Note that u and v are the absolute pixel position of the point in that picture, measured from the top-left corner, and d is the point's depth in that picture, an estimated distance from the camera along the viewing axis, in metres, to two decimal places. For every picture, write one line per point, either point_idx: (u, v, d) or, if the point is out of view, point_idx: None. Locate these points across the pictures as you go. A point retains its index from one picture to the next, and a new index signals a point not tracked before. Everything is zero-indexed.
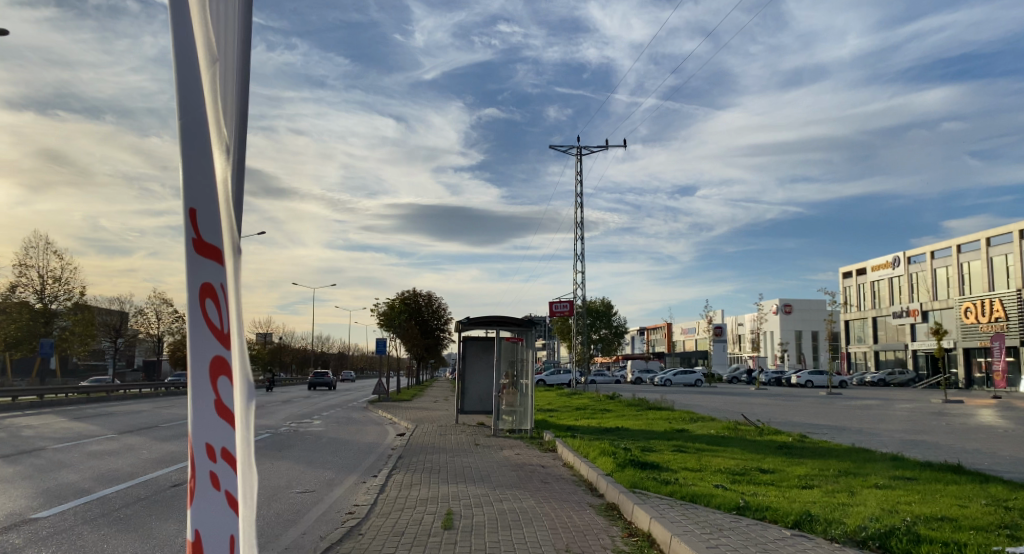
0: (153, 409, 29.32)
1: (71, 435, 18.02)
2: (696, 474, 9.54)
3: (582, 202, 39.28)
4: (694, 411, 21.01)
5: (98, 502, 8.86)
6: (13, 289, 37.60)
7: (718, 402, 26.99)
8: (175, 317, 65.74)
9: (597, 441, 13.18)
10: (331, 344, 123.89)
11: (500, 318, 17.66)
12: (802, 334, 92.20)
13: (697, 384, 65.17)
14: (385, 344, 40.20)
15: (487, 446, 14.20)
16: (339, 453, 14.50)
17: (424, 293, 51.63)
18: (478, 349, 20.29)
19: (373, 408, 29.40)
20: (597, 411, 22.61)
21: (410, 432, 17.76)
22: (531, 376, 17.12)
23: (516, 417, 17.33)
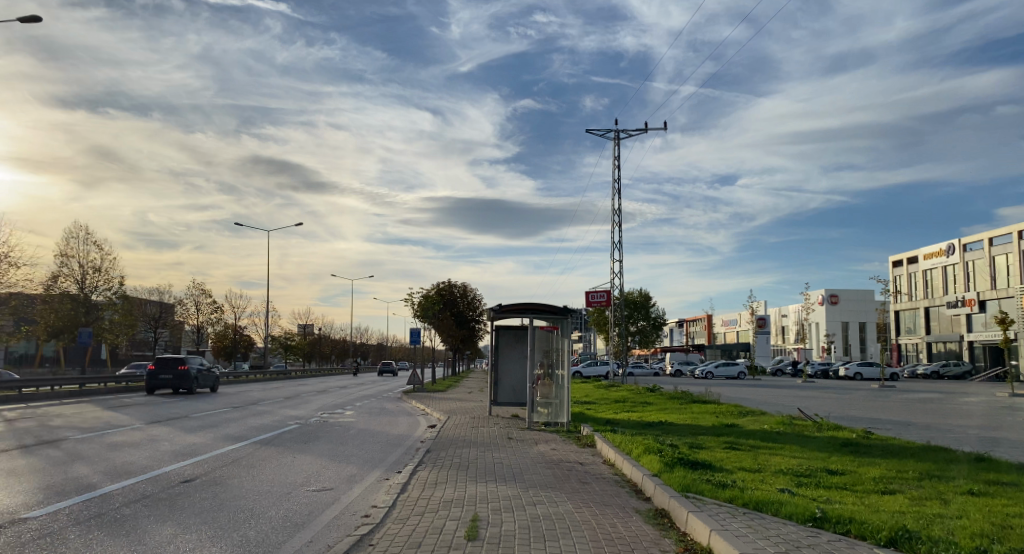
0: (189, 400, 29.22)
1: (98, 425, 17.65)
2: (754, 476, 8.48)
3: (620, 187, 38.10)
4: (743, 405, 19.76)
5: (98, 500, 8.23)
6: (55, 280, 37.77)
7: (766, 395, 25.65)
8: (215, 308, 66.64)
9: (640, 436, 12.19)
10: (369, 335, 124.70)
11: (533, 305, 16.68)
12: (849, 325, 89.16)
13: (740, 376, 63.41)
14: (420, 335, 39.65)
15: (521, 441, 13.28)
16: (365, 445, 13.75)
17: (459, 283, 50.86)
18: (511, 338, 19.34)
19: (407, 399, 28.81)
20: (638, 404, 21.47)
21: (441, 424, 16.93)
22: (567, 367, 16.13)
23: (551, 409, 16.39)
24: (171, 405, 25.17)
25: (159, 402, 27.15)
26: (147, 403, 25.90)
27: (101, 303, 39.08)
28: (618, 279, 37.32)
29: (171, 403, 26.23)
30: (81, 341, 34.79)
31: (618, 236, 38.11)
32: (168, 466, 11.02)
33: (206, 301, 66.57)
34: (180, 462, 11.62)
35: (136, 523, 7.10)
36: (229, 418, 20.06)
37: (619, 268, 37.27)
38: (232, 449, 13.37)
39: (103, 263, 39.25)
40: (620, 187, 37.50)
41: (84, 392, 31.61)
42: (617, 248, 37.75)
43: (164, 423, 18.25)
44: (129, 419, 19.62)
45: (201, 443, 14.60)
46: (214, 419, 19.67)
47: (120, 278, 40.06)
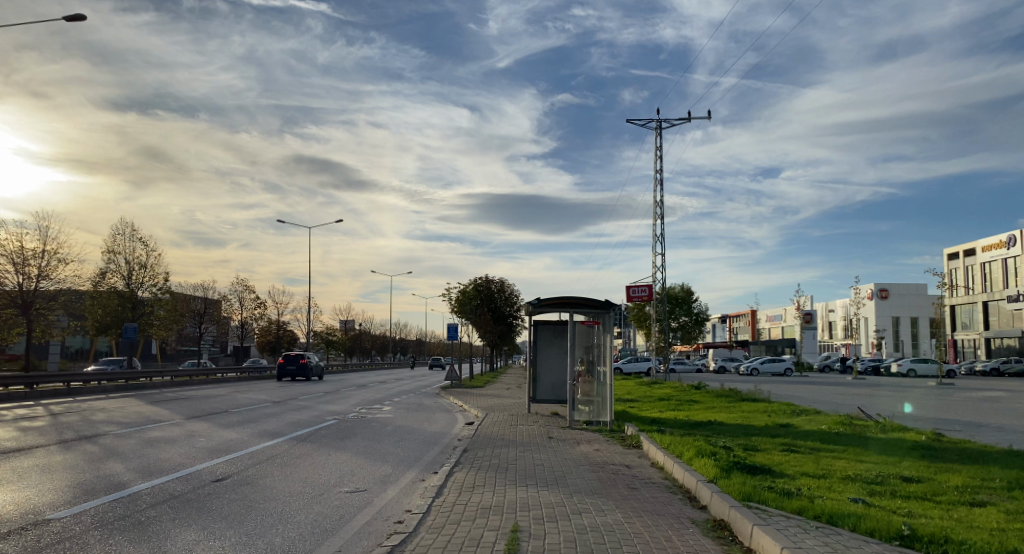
0: (231, 394, 29.36)
1: (139, 420, 17.63)
2: (820, 483, 7.80)
3: (662, 179, 37.18)
4: (795, 404, 18.84)
5: (125, 501, 7.95)
6: (103, 276, 38.40)
7: (819, 393, 24.56)
8: (257, 304, 67.46)
9: (689, 438, 11.55)
10: (409, 330, 125.44)
11: (574, 300, 16.06)
12: (901, 320, 86.23)
13: (787, 373, 61.67)
14: (459, 330, 39.37)
15: (563, 440, 12.71)
16: (401, 443, 13.37)
17: (497, 279, 50.45)
18: (550, 334, 18.73)
19: (445, 394, 28.45)
20: (683, 402, 20.70)
21: (480, 421, 16.43)
22: (609, 363, 15.48)
23: (593, 407, 15.75)
24: (212, 400, 25.20)
25: (201, 397, 27.33)
26: (189, 398, 25.96)
27: (147, 298, 39.56)
28: (659, 272, 36.39)
29: (212, 398, 26.25)
30: (126, 336, 35.18)
31: (660, 229, 37.22)
32: (201, 464, 10.72)
33: (248, 296, 67.44)
34: (214, 459, 11.35)
35: (160, 527, 6.77)
36: (267, 414, 19.86)
37: (661, 261, 36.33)
38: (267, 445, 13.10)
39: (149, 259, 39.82)
40: (661, 179, 36.59)
41: (130, 386, 32.00)
42: (659, 241, 36.84)
43: (203, 418, 18.15)
44: (170, 414, 19.57)
45: (237, 439, 14.37)
46: (252, 414, 19.54)
47: (165, 274, 40.60)
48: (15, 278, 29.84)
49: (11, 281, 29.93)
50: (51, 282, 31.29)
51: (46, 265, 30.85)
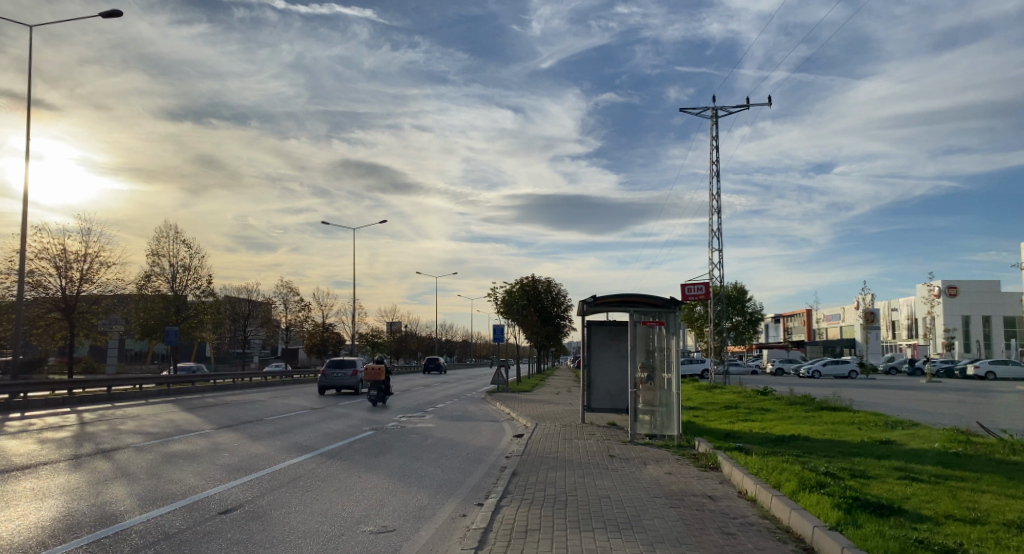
0: (270, 399, 28.48)
1: (167, 430, 16.47)
2: (980, 534, 5.98)
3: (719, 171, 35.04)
4: (884, 414, 16.76)
5: (108, 542, 6.59)
6: (148, 278, 37.98)
7: (904, 400, 22.22)
8: (301, 306, 67.22)
9: (781, 462, 9.75)
10: (455, 332, 124.87)
11: (632, 297, 14.26)
12: (972, 319, 81.59)
13: (851, 375, 58.42)
14: (504, 332, 37.91)
15: (627, 460, 11.00)
16: (444, 460, 11.97)
17: (543, 279, 48.77)
18: (606, 336, 17.05)
19: (490, 400, 26.89)
20: (754, 411, 18.75)
21: (529, 434, 14.80)
22: (676, 369, 13.68)
23: (657, 418, 13.98)
24: (250, 407, 24.14)
25: (242, 402, 26.44)
26: (227, 405, 25.02)
27: (192, 302, 39.05)
28: (719, 269, 34.29)
29: (251, 405, 25.24)
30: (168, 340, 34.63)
31: (718, 223, 35.06)
32: (213, 490, 9.31)
33: (292, 298, 67.29)
34: (233, 481, 10.05)
35: None
36: (303, 423, 18.56)
37: (720, 257, 34.21)
38: (294, 463, 11.80)
39: (192, 261, 39.39)
40: (718, 171, 34.40)
41: (170, 390, 31.25)
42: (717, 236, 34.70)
43: (234, 429, 16.91)
44: (202, 422, 18.42)
45: (265, 454, 12.98)
46: (287, 424, 18.31)
47: (208, 276, 40.07)
48: (58, 282, 29.32)
49: (54, 285, 29.44)
50: (97, 286, 30.75)
51: (90, 268, 30.22)
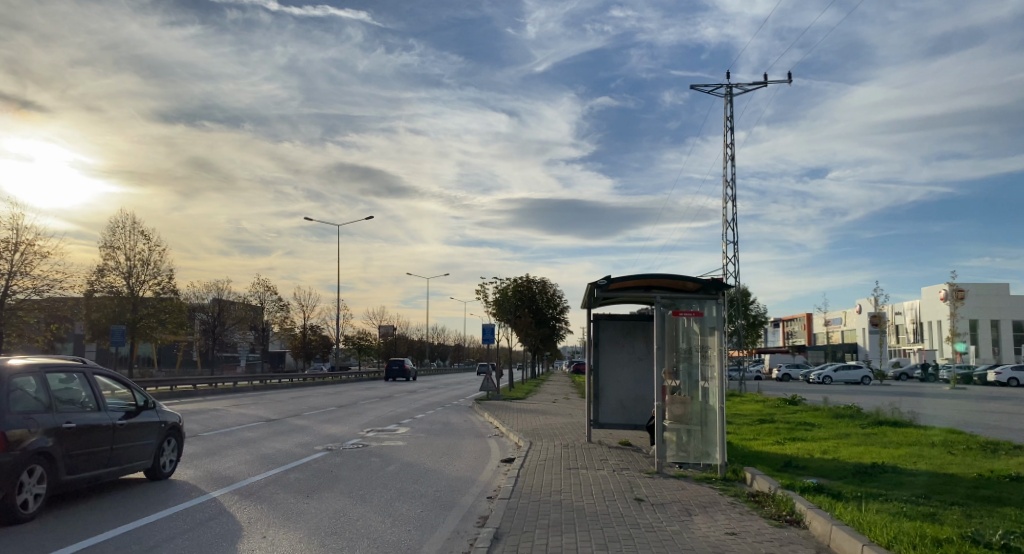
0: (229, 407, 24.93)
1: None
2: None
3: (733, 159, 31.95)
4: (970, 434, 13.37)
5: None
6: (101, 273, 34.38)
7: (964, 412, 18.87)
8: (280, 304, 63.67)
9: (908, 522, 6.32)
10: (447, 336, 121.54)
11: (656, 278, 10.72)
12: (980, 323, 78.70)
13: (864, 381, 55.23)
14: (495, 333, 34.50)
15: (666, 510, 7.53)
16: (398, 505, 8.41)
17: (538, 279, 45.58)
18: (618, 334, 13.66)
19: (479, 410, 23.43)
20: (795, 427, 15.37)
21: (522, 459, 11.32)
22: (720, 376, 10.25)
23: (691, 441, 10.56)
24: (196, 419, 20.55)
25: (193, 411, 22.94)
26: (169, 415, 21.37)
27: (150, 300, 35.36)
28: (734, 265, 31.09)
29: (196, 416, 21.59)
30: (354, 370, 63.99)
31: (731, 213, 31.92)
32: None
33: (270, 297, 63.88)
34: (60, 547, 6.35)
35: None
36: (244, 442, 15.01)
37: (735, 252, 31.05)
38: (187, 509, 8.16)
39: (152, 255, 35.73)
40: (732, 155, 31.28)
41: None
42: (732, 228, 31.59)
43: None
44: None
45: (162, 484, 9.55)
46: (224, 442, 14.79)
47: (169, 269, 36.28)
48: None
49: None
50: (30, 281, 27.25)
51: (23, 260, 26.74)
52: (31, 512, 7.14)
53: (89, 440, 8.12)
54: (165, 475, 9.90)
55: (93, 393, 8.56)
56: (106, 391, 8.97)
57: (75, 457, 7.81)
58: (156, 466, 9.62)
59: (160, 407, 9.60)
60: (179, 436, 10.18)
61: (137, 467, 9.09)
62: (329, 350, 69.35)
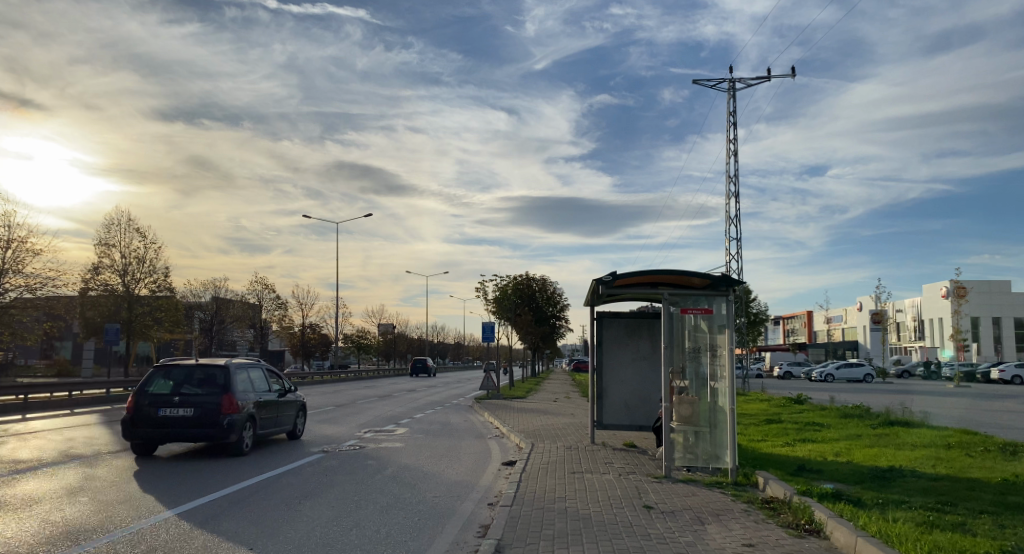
0: None
1: (45, 454, 12.53)
2: None
3: (736, 155, 31.53)
4: (987, 435, 12.95)
5: None
6: (96, 271, 33.96)
7: (974, 412, 18.47)
8: (278, 301, 63.23)
9: (937, 534, 5.92)
10: (448, 334, 121.26)
11: (664, 274, 10.31)
12: (982, 320, 78.36)
13: (866, 379, 54.90)
14: (495, 331, 34.15)
15: (677, 519, 7.15)
16: (393, 514, 8.00)
17: (538, 277, 45.23)
18: (622, 332, 13.27)
19: (480, 410, 23.02)
20: (803, 427, 14.95)
21: (523, 461, 10.93)
22: (731, 376, 9.84)
23: (698, 443, 10.16)
24: None
25: None
26: None
27: (146, 298, 34.93)
28: (736, 262, 30.68)
29: None
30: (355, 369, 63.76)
31: (734, 210, 31.54)
32: None
33: (268, 295, 63.41)
34: None
35: None
36: None
37: (738, 249, 30.64)
38: (171, 518, 7.74)
39: (147, 252, 35.28)
40: (735, 151, 30.88)
41: (111, 397, 27.20)
42: (734, 225, 31.18)
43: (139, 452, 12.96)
44: (107, 442, 14.43)
45: (298, 442, 14.93)
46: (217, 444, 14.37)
47: (164, 266, 35.81)
48: None
49: None
50: (23, 279, 26.82)
51: (16, 258, 26.31)
52: (247, 448, 12.47)
53: (266, 410, 13.39)
54: (297, 438, 15.27)
55: (265, 378, 13.95)
56: (270, 381, 14.38)
57: (261, 418, 13.06)
58: (294, 430, 14.98)
59: (296, 394, 14.76)
60: (303, 410, 15.40)
61: (284, 430, 14.40)
62: (328, 348, 69.00)
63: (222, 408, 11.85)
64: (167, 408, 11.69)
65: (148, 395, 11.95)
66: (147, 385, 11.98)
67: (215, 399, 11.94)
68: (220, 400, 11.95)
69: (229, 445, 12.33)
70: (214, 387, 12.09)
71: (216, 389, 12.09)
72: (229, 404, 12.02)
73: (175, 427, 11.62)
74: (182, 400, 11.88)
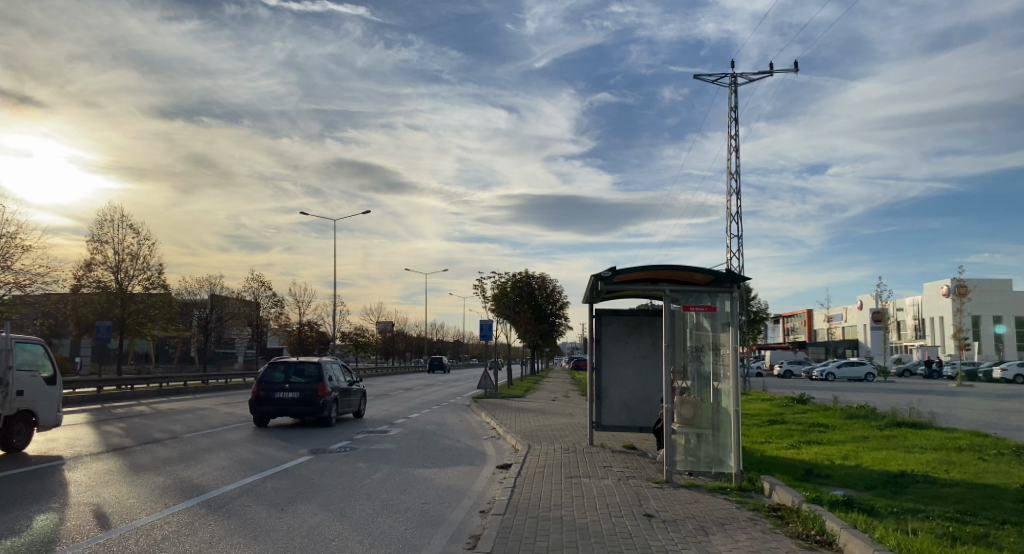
0: (216, 406, 24.09)
1: (22, 456, 12.09)
2: None
3: (737, 151, 31.08)
4: (999, 437, 12.51)
5: None
6: (89, 268, 33.50)
7: (981, 412, 18.07)
8: (274, 299, 62.75)
9: (959, 548, 5.49)
10: (446, 332, 120.84)
11: (665, 270, 9.89)
12: (983, 319, 77.99)
13: (867, 378, 54.53)
14: (493, 330, 33.76)
15: (679, 528, 6.72)
16: (379, 522, 7.56)
17: (537, 275, 44.82)
18: (622, 330, 12.86)
19: (476, 409, 22.60)
20: (808, 428, 14.52)
21: (519, 465, 10.51)
22: (736, 376, 9.42)
23: (700, 445, 9.75)
24: (180, 419, 19.73)
25: (179, 411, 22.13)
26: (152, 415, 20.57)
27: (138, 295, 34.44)
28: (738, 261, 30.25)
29: (180, 416, 20.76)
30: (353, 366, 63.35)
31: (735, 208, 31.10)
32: None
33: (264, 292, 62.92)
34: None
35: None
36: (226, 444, 14.18)
37: (739, 247, 30.20)
38: (142, 527, 7.27)
39: (141, 249, 34.79)
40: (737, 148, 30.43)
41: (102, 396, 26.78)
42: (736, 223, 30.73)
43: (121, 454, 12.52)
44: (91, 443, 14.02)
45: (361, 420, 20.15)
46: (203, 445, 13.94)
47: (158, 263, 35.32)
48: None
49: None
50: (12, 276, 26.37)
51: (5, 254, 25.86)
52: (332, 421, 17.83)
53: (342, 396, 18.76)
54: (360, 416, 20.67)
55: (341, 373, 19.30)
56: (344, 374, 19.77)
57: (342, 400, 18.58)
58: (357, 411, 20.28)
59: (361, 385, 20.17)
60: (364, 396, 20.68)
61: (352, 410, 19.69)
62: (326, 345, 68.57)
63: (317, 392, 17.31)
64: (283, 391, 17.31)
65: (266, 383, 17.49)
66: (268, 376, 17.62)
67: (313, 385, 17.54)
68: (316, 387, 17.45)
69: (321, 418, 17.86)
70: (311, 376, 17.75)
71: (314, 380, 17.66)
72: (321, 389, 17.44)
73: (288, 404, 17.23)
74: (290, 385, 17.44)
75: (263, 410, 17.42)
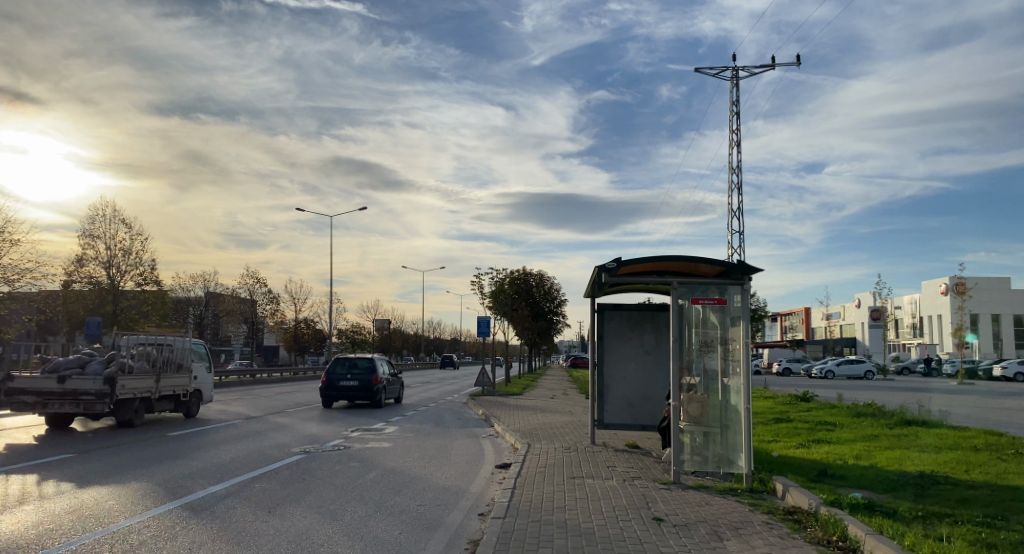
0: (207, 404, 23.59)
1: (1, 455, 11.63)
2: None
3: (739, 146, 30.66)
4: (1015, 436, 12.09)
5: None
6: (80, 263, 32.97)
7: (989, 411, 17.68)
8: (269, 295, 62.16)
9: None
10: (444, 330, 120.31)
11: (673, 261, 9.44)
12: (981, 317, 77.81)
13: (867, 376, 54.24)
14: (490, 327, 33.32)
15: (690, 533, 6.30)
16: (371, 525, 7.13)
17: (535, 272, 44.36)
18: (625, 326, 12.41)
19: (473, 406, 22.16)
20: (816, 427, 14.09)
21: (519, 465, 10.07)
22: (747, 373, 9.00)
23: (710, 444, 9.32)
24: (169, 417, 19.24)
25: None
26: None
27: (130, 292, 33.90)
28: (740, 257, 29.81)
29: (170, 414, 20.27)
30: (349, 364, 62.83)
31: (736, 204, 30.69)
32: None
33: (259, 289, 62.33)
34: None
35: None
36: (215, 442, 13.73)
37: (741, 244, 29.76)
38: (118, 532, 6.83)
39: (133, 245, 34.28)
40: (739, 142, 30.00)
41: None
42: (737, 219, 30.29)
43: (104, 453, 12.05)
44: (74, 442, 13.55)
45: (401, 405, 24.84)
46: (191, 443, 13.47)
47: (151, 259, 34.81)
48: None
49: None
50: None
51: None
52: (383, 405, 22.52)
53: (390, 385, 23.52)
54: (399, 402, 25.36)
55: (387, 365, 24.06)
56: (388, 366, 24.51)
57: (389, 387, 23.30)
58: (398, 397, 24.96)
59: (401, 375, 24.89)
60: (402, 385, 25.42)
61: (395, 397, 24.39)
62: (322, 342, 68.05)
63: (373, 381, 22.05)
64: (347, 380, 22.07)
65: (331, 374, 22.30)
66: (335, 367, 22.36)
67: (369, 374, 22.23)
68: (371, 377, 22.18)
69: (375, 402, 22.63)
70: (366, 368, 22.49)
71: (370, 370, 22.45)
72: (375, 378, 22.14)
73: (351, 389, 22.01)
74: (352, 375, 22.18)
75: (330, 394, 22.21)
